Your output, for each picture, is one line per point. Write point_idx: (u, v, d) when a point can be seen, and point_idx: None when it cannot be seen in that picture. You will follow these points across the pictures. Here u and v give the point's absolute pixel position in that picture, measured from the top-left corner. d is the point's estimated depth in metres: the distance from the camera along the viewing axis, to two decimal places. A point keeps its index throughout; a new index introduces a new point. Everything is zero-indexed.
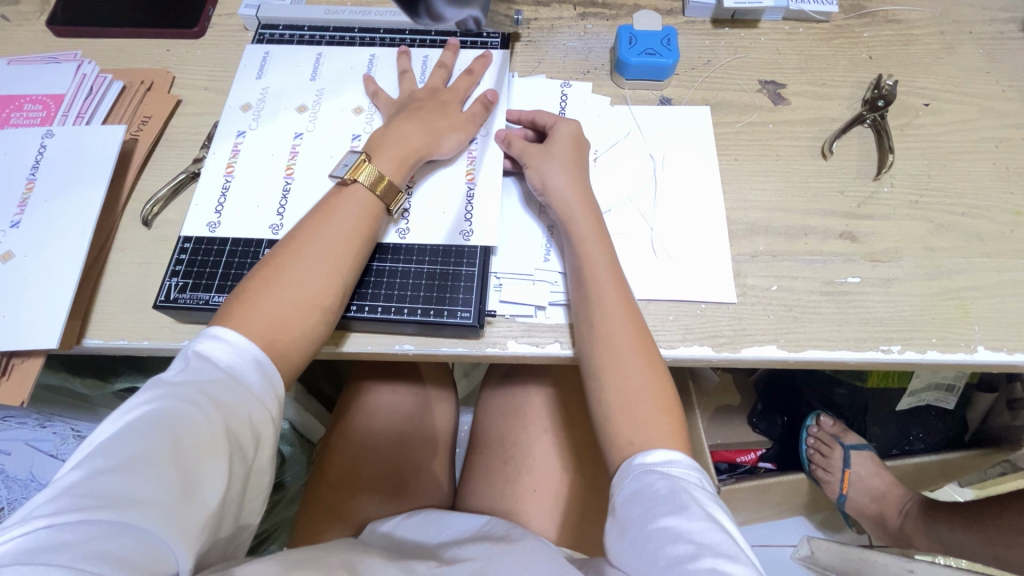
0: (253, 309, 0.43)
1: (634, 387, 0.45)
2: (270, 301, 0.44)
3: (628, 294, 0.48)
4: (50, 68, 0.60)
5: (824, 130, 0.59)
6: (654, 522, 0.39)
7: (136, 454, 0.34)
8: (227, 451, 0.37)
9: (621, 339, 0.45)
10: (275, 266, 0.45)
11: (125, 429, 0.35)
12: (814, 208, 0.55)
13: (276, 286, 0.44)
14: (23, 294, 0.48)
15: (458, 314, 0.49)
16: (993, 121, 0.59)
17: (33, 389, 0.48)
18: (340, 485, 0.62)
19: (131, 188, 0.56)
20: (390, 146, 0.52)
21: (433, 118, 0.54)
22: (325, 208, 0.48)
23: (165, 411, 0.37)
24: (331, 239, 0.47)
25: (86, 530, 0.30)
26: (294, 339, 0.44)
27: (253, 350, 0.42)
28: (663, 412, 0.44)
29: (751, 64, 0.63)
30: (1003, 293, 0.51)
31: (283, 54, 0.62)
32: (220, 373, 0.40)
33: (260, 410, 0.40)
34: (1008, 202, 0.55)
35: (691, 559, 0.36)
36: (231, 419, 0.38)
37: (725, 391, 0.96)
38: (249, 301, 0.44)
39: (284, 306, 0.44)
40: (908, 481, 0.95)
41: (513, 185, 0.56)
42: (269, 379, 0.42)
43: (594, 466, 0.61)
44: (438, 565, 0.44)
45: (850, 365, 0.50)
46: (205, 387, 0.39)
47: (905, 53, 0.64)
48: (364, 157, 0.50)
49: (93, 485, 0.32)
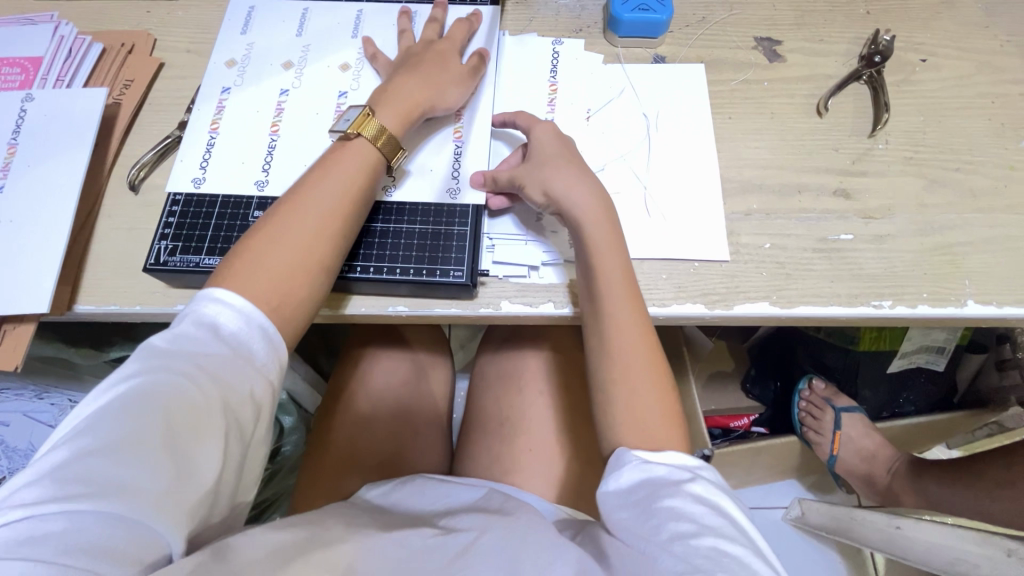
0: (258, 269, 0.43)
1: (635, 356, 0.45)
2: (273, 261, 0.43)
3: (637, 298, 0.47)
4: (27, 30, 0.58)
5: (821, 86, 0.58)
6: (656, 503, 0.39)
7: (129, 435, 0.34)
8: (225, 428, 0.37)
9: (627, 314, 0.45)
10: (276, 225, 0.45)
11: (117, 407, 0.35)
12: (807, 165, 0.55)
13: (279, 247, 0.44)
14: (10, 258, 0.48)
15: (451, 273, 0.49)
16: (991, 76, 0.59)
17: (26, 355, 0.48)
18: (337, 453, 0.63)
19: (116, 153, 0.55)
20: (395, 101, 0.51)
21: (432, 73, 0.53)
22: (327, 166, 0.47)
23: (158, 386, 0.37)
24: (334, 200, 0.46)
25: (69, 518, 0.31)
26: (298, 304, 0.44)
27: (258, 317, 0.41)
28: (658, 378, 0.45)
29: (747, 21, 0.62)
30: (995, 248, 0.51)
31: (268, 10, 0.60)
32: (219, 344, 0.40)
33: (260, 382, 0.40)
34: (1003, 157, 0.55)
35: (690, 538, 0.37)
36: (228, 394, 0.38)
37: (718, 357, 1.00)
38: (253, 260, 0.43)
39: (288, 269, 0.43)
40: (898, 444, 0.96)
41: (511, 219, 0.52)
42: (270, 351, 0.42)
43: (588, 427, 0.61)
44: (435, 533, 0.42)
45: (842, 321, 0.50)
46: (201, 360, 0.38)
47: (904, 8, 0.62)
48: (368, 112, 0.50)
49: (80, 469, 0.33)
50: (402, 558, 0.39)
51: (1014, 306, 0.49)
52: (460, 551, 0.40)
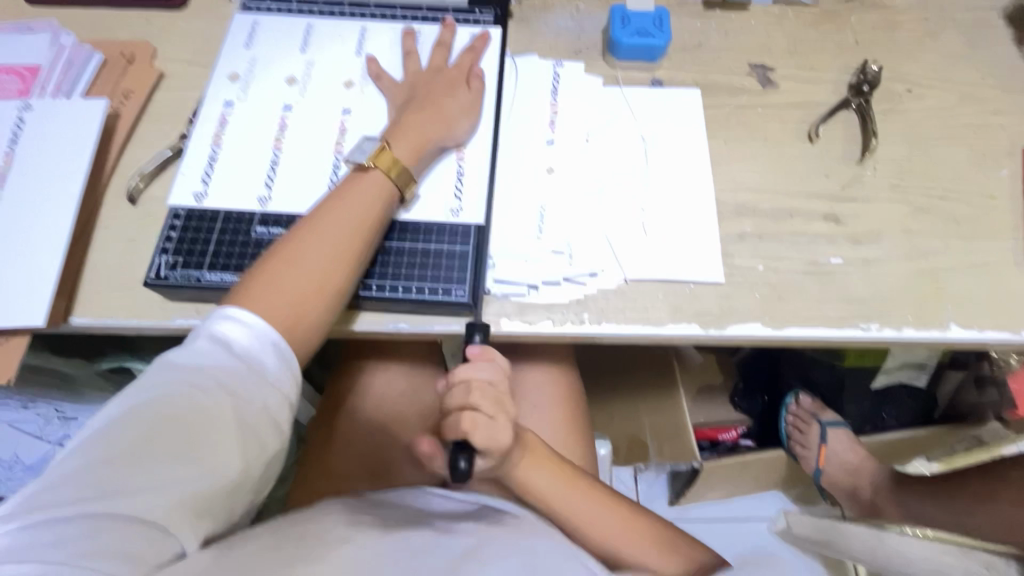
0: (271, 290, 0.43)
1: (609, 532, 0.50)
2: (286, 282, 0.44)
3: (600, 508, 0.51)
4: (25, 38, 0.58)
5: (812, 113, 0.60)
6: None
7: (142, 446, 0.35)
8: (240, 440, 0.38)
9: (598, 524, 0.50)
10: (290, 250, 0.45)
11: (130, 416, 0.36)
12: (799, 189, 0.56)
13: (293, 268, 0.45)
14: (7, 268, 0.47)
15: (453, 293, 0.50)
16: (973, 108, 0.61)
17: (19, 367, 0.47)
18: (333, 462, 0.63)
19: (115, 164, 0.55)
20: (410, 131, 0.52)
21: (440, 104, 0.54)
22: (340, 193, 0.49)
23: (172, 398, 0.37)
24: (345, 223, 0.47)
25: (83, 524, 0.32)
26: (311, 324, 0.44)
27: (272, 333, 0.41)
28: (627, 520, 0.51)
29: (741, 47, 0.64)
30: (977, 274, 0.53)
31: (273, 24, 0.61)
32: (232, 359, 0.40)
33: (275, 396, 0.40)
34: (983, 186, 0.57)
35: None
36: (244, 408, 0.38)
37: (708, 370, 0.98)
38: (268, 279, 0.44)
39: (304, 292, 0.44)
40: (882, 458, 0.98)
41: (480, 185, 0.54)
42: (288, 364, 0.42)
43: (580, 445, 0.63)
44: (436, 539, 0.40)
45: (831, 343, 0.51)
46: (216, 373, 0.38)
47: (890, 39, 0.65)
48: (383, 143, 0.51)
49: (92, 476, 0.34)
50: (403, 555, 0.38)
51: (994, 330, 0.51)
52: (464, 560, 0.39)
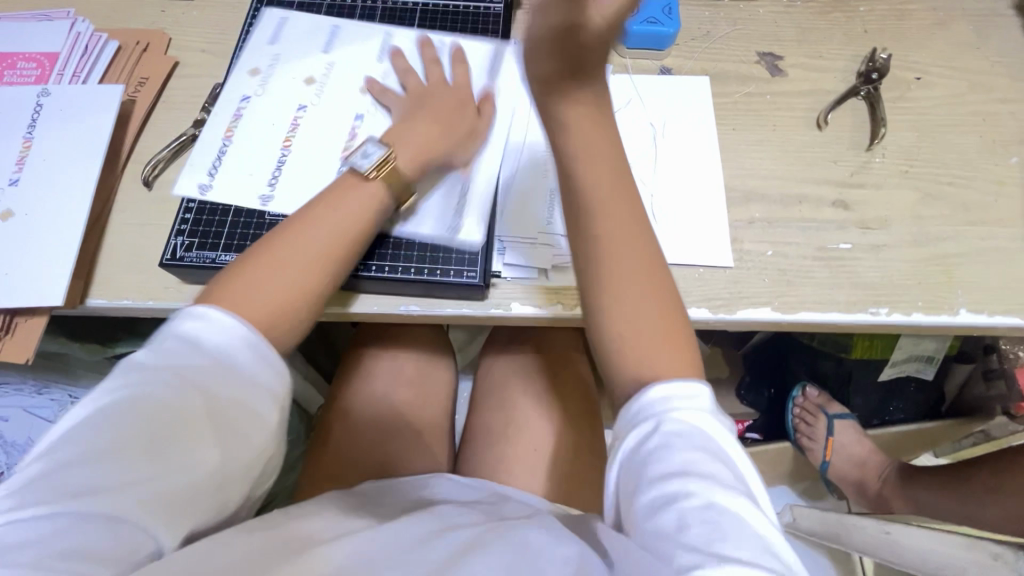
0: (251, 287, 0.41)
1: (635, 315, 0.41)
2: (268, 280, 0.42)
3: (648, 264, 0.42)
4: (43, 26, 0.59)
5: (820, 101, 0.60)
6: (647, 414, 0.38)
7: (111, 446, 0.34)
8: (215, 437, 0.36)
9: (618, 258, 0.41)
10: (273, 248, 0.44)
11: (97, 416, 0.35)
12: (807, 176, 0.57)
13: (275, 267, 0.43)
14: (25, 250, 0.48)
15: (465, 274, 0.50)
16: (982, 95, 0.61)
17: (37, 346, 0.48)
18: (341, 448, 0.63)
19: (131, 149, 0.55)
20: (413, 147, 0.52)
21: (449, 122, 0.54)
22: (332, 195, 0.47)
23: (140, 397, 0.35)
24: (331, 223, 0.45)
25: (50, 524, 0.31)
26: (289, 327, 0.42)
27: (242, 329, 0.39)
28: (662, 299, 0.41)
29: (750, 36, 0.64)
30: (986, 258, 0.53)
31: (301, 21, 0.61)
32: (202, 354, 0.37)
33: (251, 388, 0.38)
34: (993, 173, 0.57)
35: (713, 555, 0.32)
36: (216, 406, 0.36)
37: (714, 363, 0.99)
38: (247, 278, 0.42)
39: (277, 292, 0.42)
40: (886, 451, 0.99)
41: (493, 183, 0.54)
42: (263, 357, 0.39)
43: (589, 428, 0.63)
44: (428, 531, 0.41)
45: (840, 326, 0.52)
46: (183, 370, 0.36)
47: (899, 27, 0.65)
48: (387, 155, 0.50)
49: (62, 476, 0.32)
50: (392, 550, 0.38)
51: (1003, 315, 0.51)
52: (450, 553, 0.38)
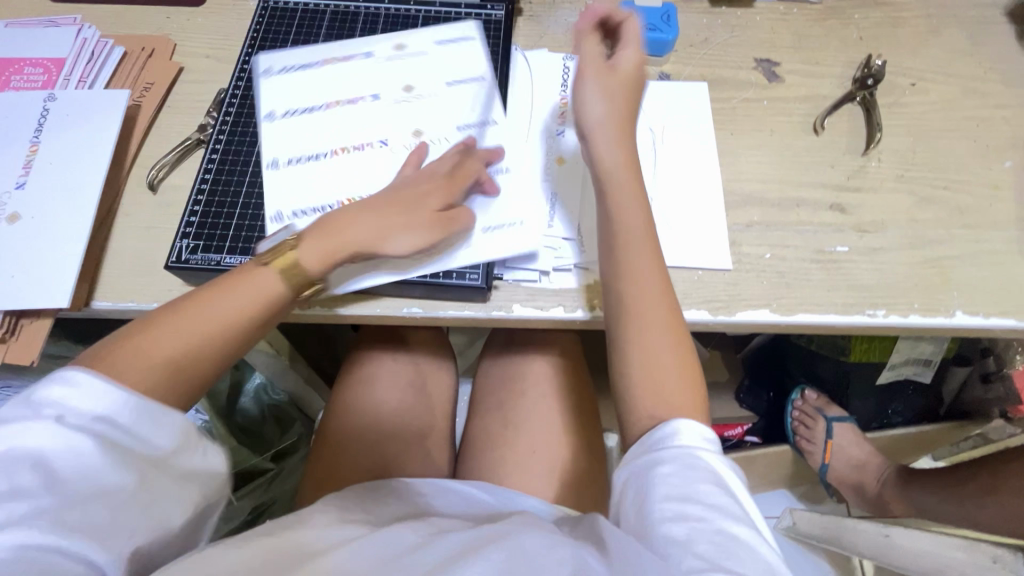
0: (145, 353, 0.38)
1: (655, 352, 0.44)
2: (166, 345, 0.39)
3: (669, 304, 0.45)
4: (50, 32, 0.60)
5: (817, 106, 0.61)
6: (672, 440, 0.40)
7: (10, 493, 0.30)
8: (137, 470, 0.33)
9: (648, 301, 0.44)
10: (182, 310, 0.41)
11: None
12: (803, 180, 0.57)
13: (177, 330, 0.40)
14: (32, 253, 0.49)
15: (467, 276, 0.50)
16: (976, 101, 0.62)
17: (42, 348, 0.48)
18: (341, 451, 0.63)
19: (136, 153, 0.56)
20: (329, 234, 0.46)
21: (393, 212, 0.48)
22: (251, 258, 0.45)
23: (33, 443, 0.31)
24: (245, 286, 0.43)
25: None
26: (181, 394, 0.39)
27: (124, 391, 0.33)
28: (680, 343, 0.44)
29: (748, 43, 0.65)
30: (981, 261, 0.54)
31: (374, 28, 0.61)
32: (93, 399, 0.33)
33: (165, 421, 0.34)
34: (987, 177, 0.58)
35: (723, 568, 0.34)
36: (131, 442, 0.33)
37: (713, 366, 1.02)
38: (141, 344, 0.39)
39: (174, 357, 0.39)
40: (886, 454, 0.99)
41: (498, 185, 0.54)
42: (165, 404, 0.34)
43: (590, 430, 0.63)
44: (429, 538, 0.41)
45: (838, 328, 0.52)
46: (77, 415, 0.32)
47: (894, 34, 0.66)
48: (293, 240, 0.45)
49: None
50: (383, 557, 0.39)
51: (999, 317, 0.52)
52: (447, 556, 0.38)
